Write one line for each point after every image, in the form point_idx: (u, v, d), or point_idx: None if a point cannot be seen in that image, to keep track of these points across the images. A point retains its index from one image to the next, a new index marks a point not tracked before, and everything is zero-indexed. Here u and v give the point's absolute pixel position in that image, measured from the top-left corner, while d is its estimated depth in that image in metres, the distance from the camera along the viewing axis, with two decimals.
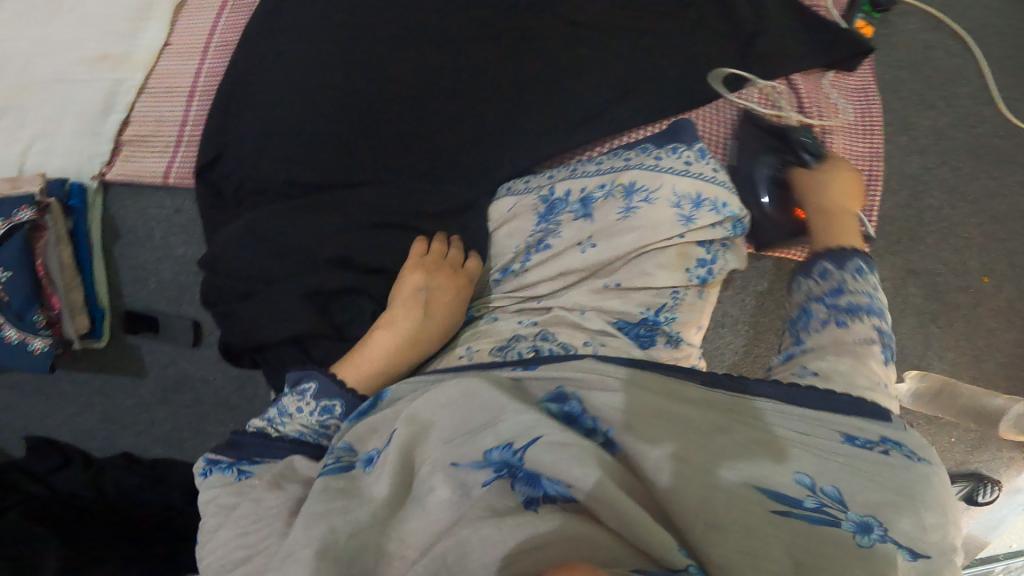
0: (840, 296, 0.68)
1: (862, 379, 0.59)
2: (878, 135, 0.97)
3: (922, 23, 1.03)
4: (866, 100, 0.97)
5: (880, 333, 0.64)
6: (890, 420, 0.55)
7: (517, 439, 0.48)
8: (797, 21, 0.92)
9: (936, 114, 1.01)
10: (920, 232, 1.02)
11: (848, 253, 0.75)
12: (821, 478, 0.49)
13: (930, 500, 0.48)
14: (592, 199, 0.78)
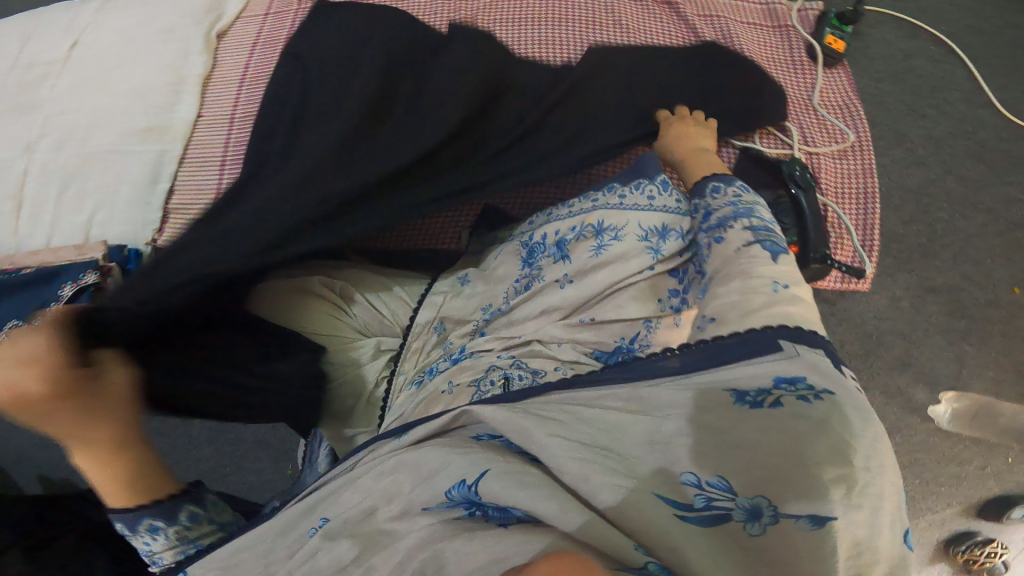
0: (710, 218, 0.67)
1: (757, 284, 0.56)
2: (867, 151, 0.95)
3: (898, 32, 1.02)
4: (850, 117, 0.96)
5: (757, 231, 0.62)
6: (780, 347, 0.49)
7: (468, 475, 0.46)
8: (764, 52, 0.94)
9: (930, 123, 0.99)
10: (935, 246, 0.98)
11: (704, 179, 0.73)
12: (708, 468, 0.43)
13: (839, 445, 0.42)
14: (566, 241, 0.76)
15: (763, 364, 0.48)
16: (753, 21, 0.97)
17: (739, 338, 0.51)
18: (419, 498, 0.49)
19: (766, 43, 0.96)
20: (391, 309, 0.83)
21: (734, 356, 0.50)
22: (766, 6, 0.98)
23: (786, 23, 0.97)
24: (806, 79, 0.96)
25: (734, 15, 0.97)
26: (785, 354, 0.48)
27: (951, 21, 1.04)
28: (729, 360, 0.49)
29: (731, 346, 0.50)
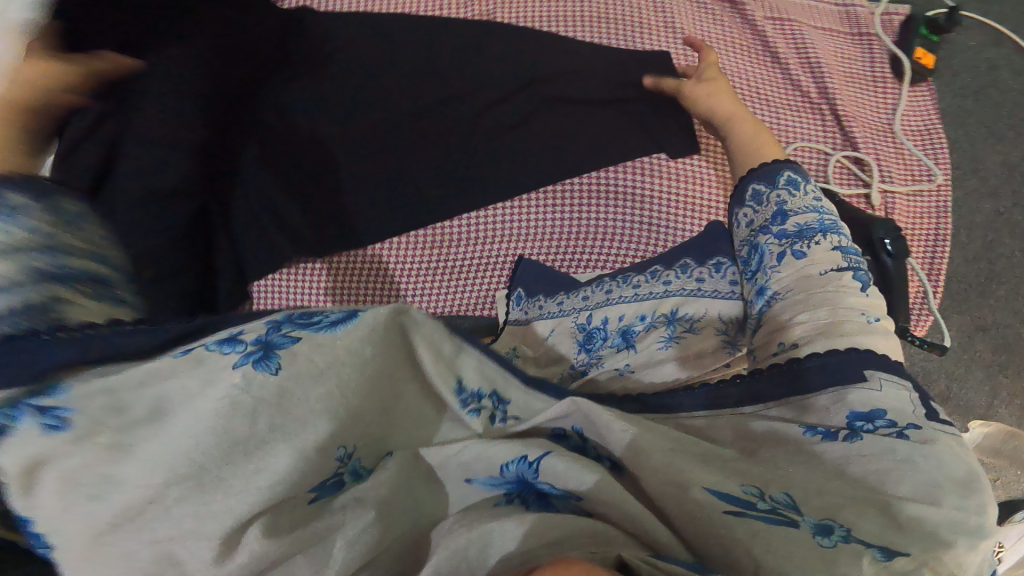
0: (786, 221, 0.54)
1: (847, 320, 0.46)
2: (948, 188, 0.85)
3: (982, 38, 0.90)
4: (931, 148, 0.85)
5: (847, 254, 0.51)
6: (865, 377, 0.41)
7: (531, 449, 0.36)
8: (841, 66, 0.84)
9: (1007, 148, 0.89)
10: (992, 285, 0.92)
11: (778, 163, 0.59)
12: (773, 482, 0.36)
13: (928, 485, 0.36)
14: (633, 330, 0.65)
15: (849, 393, 0.40)
16: (827, 27, 0.85)
17: (836, 357, 0.42)
18: (457, 470, 0.37)
19: (842, 57, 0.84)
20: None
21: (847, 374, 0.41)
22: (844, 8, 0.86)
23: (869, 31, 0.85)
24: (887, 101, 0.84)
25: (808, 20, 0.85)
26: (873, 381, 0.41)
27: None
28: (836, 386, 0.41)
29: (837, 360, 0.42)
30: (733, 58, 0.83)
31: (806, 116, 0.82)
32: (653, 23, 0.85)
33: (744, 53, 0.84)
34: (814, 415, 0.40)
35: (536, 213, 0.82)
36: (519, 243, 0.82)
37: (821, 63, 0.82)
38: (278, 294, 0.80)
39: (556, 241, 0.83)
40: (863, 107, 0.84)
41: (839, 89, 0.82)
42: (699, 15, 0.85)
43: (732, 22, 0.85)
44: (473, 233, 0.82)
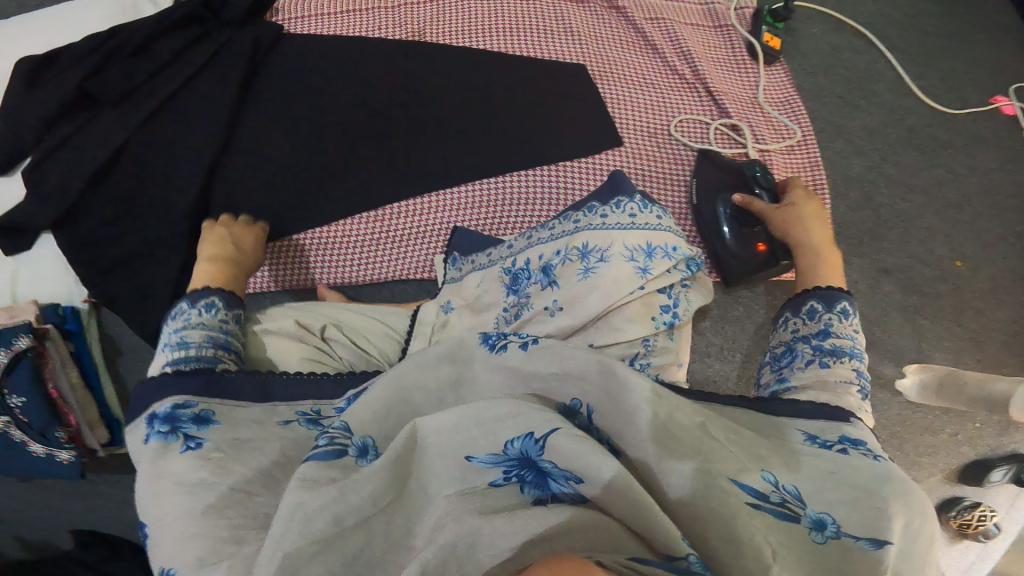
0: (825, 339, 0.61)
1: (837, 376, 0.58)
2: (813, 143, 0.99)
3: (825, 28, 1.09)
4: (794, 113, 0.99)
5: (858, 376, 0.59)
6: (851, 419, 0.52)
7: (538, 428, 0.43)
8: (708, 53, 0.99)
9: (862, 114, 1.05)
10: (882, 229, 1.03)
11: (834, 291, 0.66)
12: (782, 475, 0.45)
13: (905, 491, 0.45)
14: (551, 266, 0.73)
15: (840, 425, 0.51)
16: (698, 23, 1.01)
17: (818, 403, 0.54)
18: (462, 445, 0.45)
19: (709, 46, 1.00)
20: (376, 346, 0.77)
21: (818, 416, 0.53)
22: (705, 7, 1.01)
23: (727, 24, 1.01)
24: (750, 79, 0.99)
25: (678, 17, 1.00)
26: (856, 423, 0.52)
27: (890, 17, 1.13)
28: (794, 410, 0.54)
29: (816, 410, 0.53)
30: (619, 53, 0.98)
31: (686, 94, 0.97)
32: (553, 28, 0.98)
33: (627, 49, 0.99)
34: (782, 429, 0.52)
35: (466, 188, 0.90)
36: (452, 214, 0.90)
37: (690, 50, 0.97)
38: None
39: (485, 207, 0.90)
40: (732, 83, 0.99)
41: (709, 70, 0.97)
42: (591, 19, 0.99)
43: (618, 24, 1.00)
44: (413, 209, 0.90)
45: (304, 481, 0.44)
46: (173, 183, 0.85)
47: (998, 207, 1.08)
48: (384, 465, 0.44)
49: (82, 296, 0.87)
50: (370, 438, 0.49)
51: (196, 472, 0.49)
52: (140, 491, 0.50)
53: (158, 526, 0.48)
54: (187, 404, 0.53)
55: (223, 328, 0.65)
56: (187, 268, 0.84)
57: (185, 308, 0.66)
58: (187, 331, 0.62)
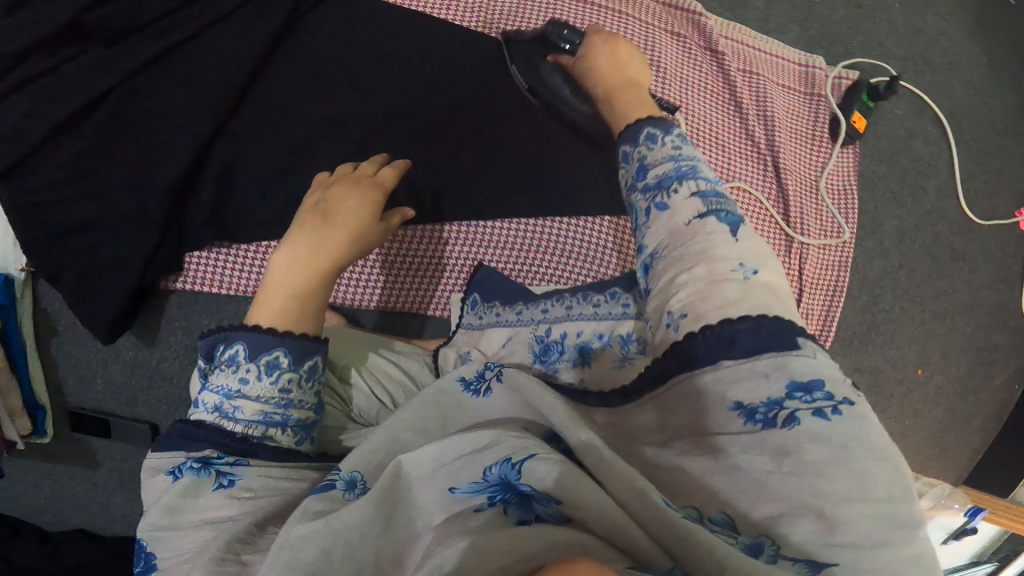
0: (648, 175, 0.55)
1: (730, 276, 0.46)
2: (850, 245, 0.95)
3: (908, 108, 1.04)
4: (846, 209, 0.95)
5: (709, 196, 0.51)
6: (797, 345, 0.42)
7: (516, 452, 0.40)
8: (790, 121, 0.93)
9: (903, 213, 1.03)
10: (873, 332, 1.04)
11: (641, 123, 0.59)
12: (710, 503, 0.39)
13: (870, 480, 0.37)
14: (589, 347, 0.61)
15: (758, 358, 0.41)
16: (788, 84, 0.94)
17: (755, 322, 0.43)
18: (442, 478, 0.43)
19: (791, 112, 0.93)
20: (392, 392, 0.70)
21: (755, 346, 0.42)
22: (804, 67, 0.94)
23: (818, 91, 0.94)
24: (819, 160, 0.94)
25: (770, 73, 0.92)
26: (805, 349, 0.42)
27: (944, 101, 1.07)
28: (716, 359, 0.42)
29: (746, 326, 0.43)
30: (700, 97, 0.89)
31: (753, 165, 0.90)
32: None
33: (713, 94, 0.90)
34: (715, 395, 0.42)
35: (497, 224, 0.83)
36: (485, 250, 0.83)
37: (774, 116, 0.90)
38: (210, 273, 0.78)
39: (514, 252, 0.84)
40: (802, 158, 0.93)
41: (783, 144, 0.91)
42: (682, 56, 0.89)
43: (708, 66, 0.90)
44: (434, 233, 0.83)
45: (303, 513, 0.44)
46: (156, 152, 0.71)
47: (976, 324, 1.11)
48: (371, 496, 0.42)
49: (18, 264, 0.74)
50: (360, 473, 0.48)
51: (225, 509, 0.48)
52: (154, 519, 0.49)
53: (173, 556, 0.47)
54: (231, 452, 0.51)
55: (283, 398, 0.55)
56: (156, 260, 0.73)
57: (243, 351, 0.55)
58: (238, 398, 0.54)
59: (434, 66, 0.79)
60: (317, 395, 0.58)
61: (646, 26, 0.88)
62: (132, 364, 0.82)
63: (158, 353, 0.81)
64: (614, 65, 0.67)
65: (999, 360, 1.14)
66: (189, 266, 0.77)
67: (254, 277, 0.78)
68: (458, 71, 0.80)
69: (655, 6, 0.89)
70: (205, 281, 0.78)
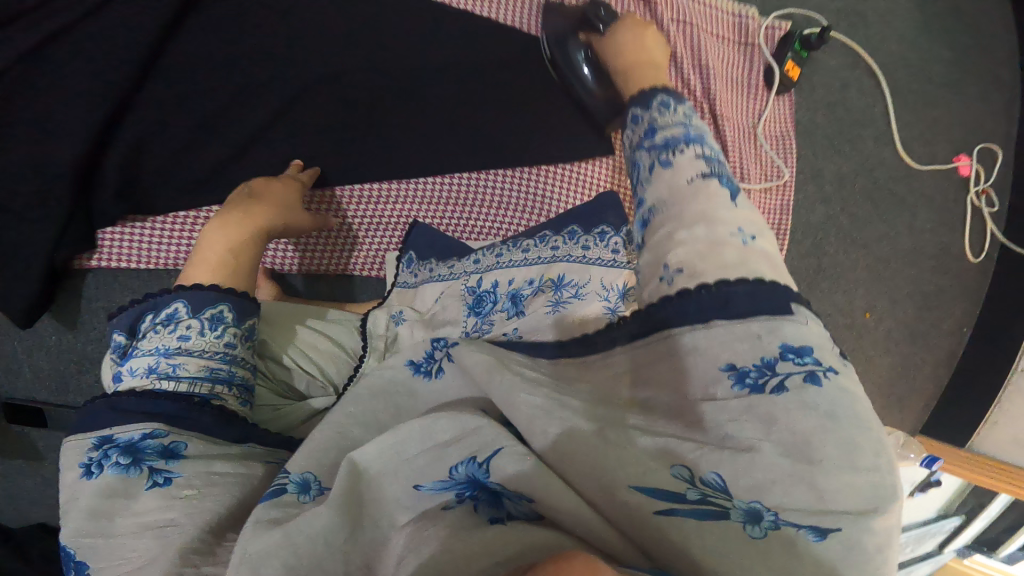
0: (656, 135, 0.54)
1: (729, 252, 0.44)
2: (791, 188, 0.99)
3: (843, 59, 1.07)
4: (784, 153, 0.99)
5: (709, 161, 0.50)
6: (790, 310, 0.41)
7: (480, 452, 0.41)
8: (726, 70, 0.95)
9: (841, 159, 1.07)
10: (818, 278, 1.07)
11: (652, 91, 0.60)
12: (702, 464, 0.39)
13: (851, 441, 0.37)
14: (521, 295, 0.61)
15: (750, 321, 0.40)
16: (723, 35, 0.95)
17: (749, 285, 0.41)
18: (409, 474, 0.43)
19: (728, 62, 0.95)
20: (323, 367, 0.67)
21: (748, 310, 0.41)
22: (737, 18, 0.95)
23: (752, 42, 0.96)
24: (754, 108, 0.97)
25: (706, 23, 0.93)
26: (797, 316, 0.41)
27: (877, 54, 1.10)
28: (709, 319, 0.41)
29: (744, 291, 0.41)
30: None
31: None
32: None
33: None
34: (699, 357, 0.41)
35: (438, 180, 0.83)
36: (418, 207, 0.84)
37: (708, 66, 0.92)
38: (128, 249, 0.78)
39: (452, 207, 0.85)
40: (738, 104, 0.96)
41: (719, 94, 0.93)
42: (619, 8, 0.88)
43: (645, 16, 0.90)
44: (376, 189, 0.82)
45: (260, 527, 0.43)
46: (58, 135, 0.68)
47: (920, 266, 1.13)
48: (333, 506, 0.42)
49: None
50: (313, 474, 0.47)
51: (164, 514, 0.46)
52: (81, 526, 0.46)
53: (111, 566, 0.44)
54: (153, 435, 0.49)
55: (226, 351, 0.58)
56: (70, 233, 0.72)
57: (182, 310, 0.58)
58: (177, 355, 0.55)
59: (361, 26, 0.77)
60: (253, 354, 0.61)
61: None
62: (59, 350, 0.81)
63: (84, 334, 0.81)
64: (631, 48, 0.70)
65: (945, 304, 1.16)
66: (102, 242, 0.77)
67: (180, 249, 0.79)
68: (390, 34, 0.78)
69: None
70: (124, 256, 0.78)
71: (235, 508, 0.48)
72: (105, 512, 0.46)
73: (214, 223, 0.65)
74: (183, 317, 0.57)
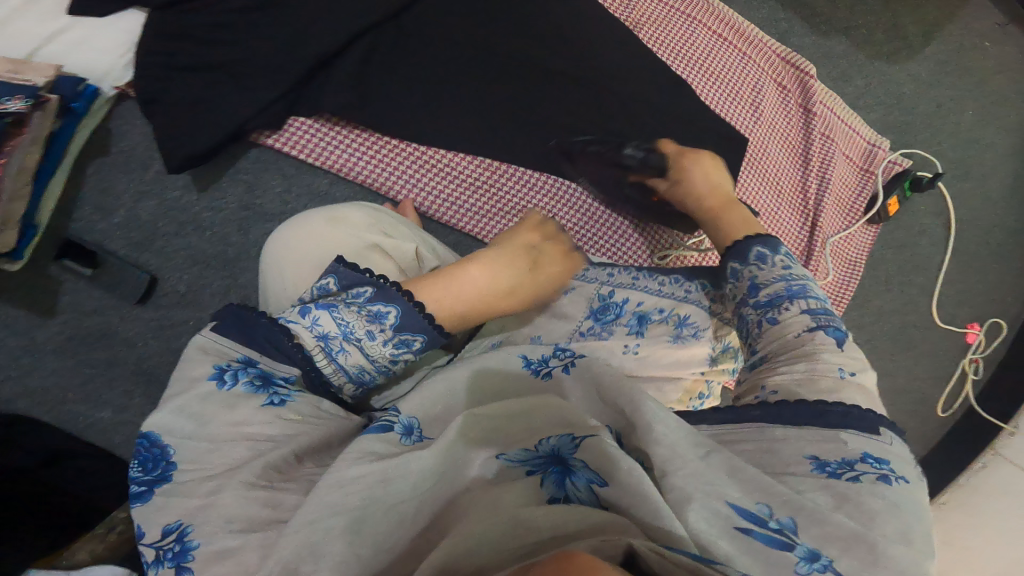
0: (757, 291, 0.60)
1: (824, 385, 0.51)
2: (840, 309, 1.02)
3: (928, 205, 1.16)
4: (848, 275, 1.03)
5: (812, 317, 0.57)
6: (878, 430, 0.48)
7: (578, 428, 0.43)
8: (840, 184, 1.02)
9: (887, 296, 1.16)
10: None
11: (748, 242, 0.65)
12: (781, 507, 0.42)
13: (910, 530, 0.43)
14: (648, 317, 0.68)
15: (839, 429, 0.47)
16: (851, 156, 1.03)
17: (849, 406, 0.49)
18: (501, 439, 0.46)
19: (842, 182, 1.03)
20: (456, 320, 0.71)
21: (840, 420, 0.48)
22: (871, 145, 1.04)
23: (871, 170, 1.04)
24: (843, 224, 1.02)
25: (842, 144, 1.02)
26: (884, 435, 0.48)
27: (962, 208, 1.17)
28: (801, 422, 0.48)
29: (846, 412, 0.48)
30: (778, 138, 0.98)
31: (796, 211, 0.98)
32: (745, 96, 0.98)
33: (790, 141, 0.99)
34: (785, 445, 0.47)
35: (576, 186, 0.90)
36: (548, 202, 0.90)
37: (830, 179, 0.99)
38: (301, 142, 0.87)
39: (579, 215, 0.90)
40: (836, 217, 1.02)
41: (827, 208, 0.99)
42: (778, 105, 0.99)
43: (798, 121, 1.00)
44: (487, 163, 0.89)
45: (363, 452, 0.45)
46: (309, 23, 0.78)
47: (915, 413, 1.19)
48: (437, 449, 0.44)
49: (117, 82, 0.85)
50: (417, 419, 0.49)
51: (265, 429, 0.49)
52: (172, 421, 0.48)
53: (191, 467, 0.47)
54: (288, 377, 0.53)
55: (387, 365, 0.58)
56: (268, 110, 0.80)
57: (392, 317, 0.56)
58: (351, 345, 0.55)
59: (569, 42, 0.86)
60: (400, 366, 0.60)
61: (760, 69, 0.99)
62: (166, 208, 0.87)
63: (209, 197, 0.87)
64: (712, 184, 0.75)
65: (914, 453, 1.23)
66: (287, 127, 0.87)
67: (346, 156, 0.88)
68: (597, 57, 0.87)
69: (773, 57, 1.00)
70: (294, 145, 0.87)
71: (324, 438, 0.52)
72: (204, 412, 0.49)
73: (488, 263, 0.65)
74: (386, 323, 0.56)
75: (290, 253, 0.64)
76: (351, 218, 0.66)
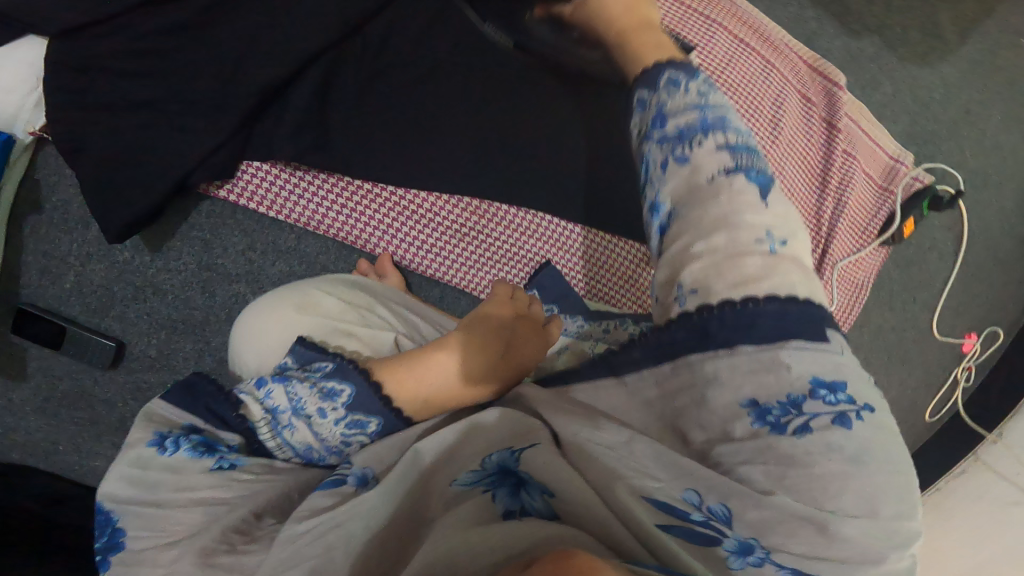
0: (668, 124, 0.49)
1: (751, 262, 0.44)
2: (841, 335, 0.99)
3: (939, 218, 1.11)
4: (853, 300, 1.00)
5: (732, 156, 0.47)
6: (828, 338, 0.43)
7: (519, 445, 0.48)
8: (857, 206, 0.96)
9: (887, 315, 1.13)
10: None
11: (659, 66, 0.53)
12: (711, 492, 0.41)
13: (880, 489, 0.39)
14: None
15: (781, 349, 0.42)
16: (872, 173, 0.97)
17: (777, 305, 0.43)
18: (453, 470, 0.48)
19: (861, 202, 0.96)
20: None
21: (780, 333, 0.42)
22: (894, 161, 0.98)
23: (891, 188, 0.98)
24: (855, 246, 0.97)
25: (863, 160, 0.96)
26: (833, 344, 0.43)
27: (974, 219, 1.12)
28: (733, 343, 0.43)
29: (782, 309, 0.43)
30: (799, 155, 0.91)
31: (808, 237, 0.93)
32: (766, 109, 0.88)
33: (810, 158, 0.92)
34: (719, 388, 0.43)
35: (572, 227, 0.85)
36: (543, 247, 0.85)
37: (847, 202, 0.94)
38: (262, 190, 0.82)
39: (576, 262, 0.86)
40: (850, 240, 0.96)
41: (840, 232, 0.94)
42: (801, 118, 0.92)
43: (820, 135, 0.93)
44: (471, 206, 0.84)
45: (312, 508, 0.47)
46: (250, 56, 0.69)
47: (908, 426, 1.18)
48: (389, 485, 0.46)
49: (30, 127, 0.75)
50: (372, 471, 0.50)
51: (217, 492, 0.51)
52: (134, 491, 0.50)
53: (151, 535, 0.48)
54: (231, 445, 0.54)
55: (341, 446, 0.55)
56: (209, 162, 0.73)
57: (344, 396, 0.54)
58: (300, 422, 0.54)
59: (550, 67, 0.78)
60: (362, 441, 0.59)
61: (784, 78, 0.91)
62: (121, 272, 0.83)
63: (160, 262, 0.83)
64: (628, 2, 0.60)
65: None
66: (239, 174, 0.80)
67: (315, 207, 0.83)
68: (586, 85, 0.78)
69: (800, 65, 0.93)
70: (250, 195, 0.82)
71: (279, 499, 0.52)
72: (164, 483, 0.51)
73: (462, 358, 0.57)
74: (337, 403, 0.54)
75: (257, 346, 0.63)
76: (322, 306, 0.65)
